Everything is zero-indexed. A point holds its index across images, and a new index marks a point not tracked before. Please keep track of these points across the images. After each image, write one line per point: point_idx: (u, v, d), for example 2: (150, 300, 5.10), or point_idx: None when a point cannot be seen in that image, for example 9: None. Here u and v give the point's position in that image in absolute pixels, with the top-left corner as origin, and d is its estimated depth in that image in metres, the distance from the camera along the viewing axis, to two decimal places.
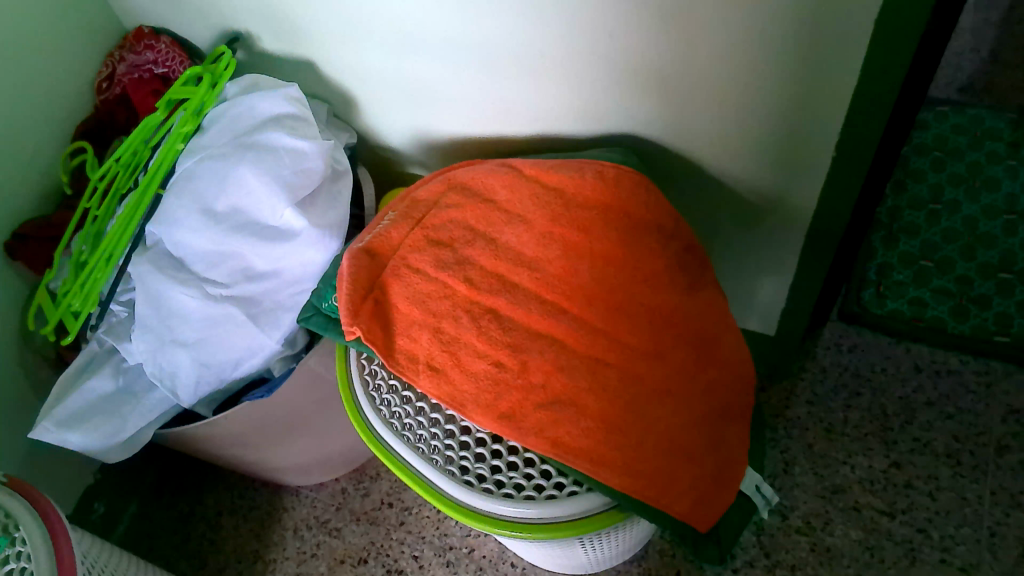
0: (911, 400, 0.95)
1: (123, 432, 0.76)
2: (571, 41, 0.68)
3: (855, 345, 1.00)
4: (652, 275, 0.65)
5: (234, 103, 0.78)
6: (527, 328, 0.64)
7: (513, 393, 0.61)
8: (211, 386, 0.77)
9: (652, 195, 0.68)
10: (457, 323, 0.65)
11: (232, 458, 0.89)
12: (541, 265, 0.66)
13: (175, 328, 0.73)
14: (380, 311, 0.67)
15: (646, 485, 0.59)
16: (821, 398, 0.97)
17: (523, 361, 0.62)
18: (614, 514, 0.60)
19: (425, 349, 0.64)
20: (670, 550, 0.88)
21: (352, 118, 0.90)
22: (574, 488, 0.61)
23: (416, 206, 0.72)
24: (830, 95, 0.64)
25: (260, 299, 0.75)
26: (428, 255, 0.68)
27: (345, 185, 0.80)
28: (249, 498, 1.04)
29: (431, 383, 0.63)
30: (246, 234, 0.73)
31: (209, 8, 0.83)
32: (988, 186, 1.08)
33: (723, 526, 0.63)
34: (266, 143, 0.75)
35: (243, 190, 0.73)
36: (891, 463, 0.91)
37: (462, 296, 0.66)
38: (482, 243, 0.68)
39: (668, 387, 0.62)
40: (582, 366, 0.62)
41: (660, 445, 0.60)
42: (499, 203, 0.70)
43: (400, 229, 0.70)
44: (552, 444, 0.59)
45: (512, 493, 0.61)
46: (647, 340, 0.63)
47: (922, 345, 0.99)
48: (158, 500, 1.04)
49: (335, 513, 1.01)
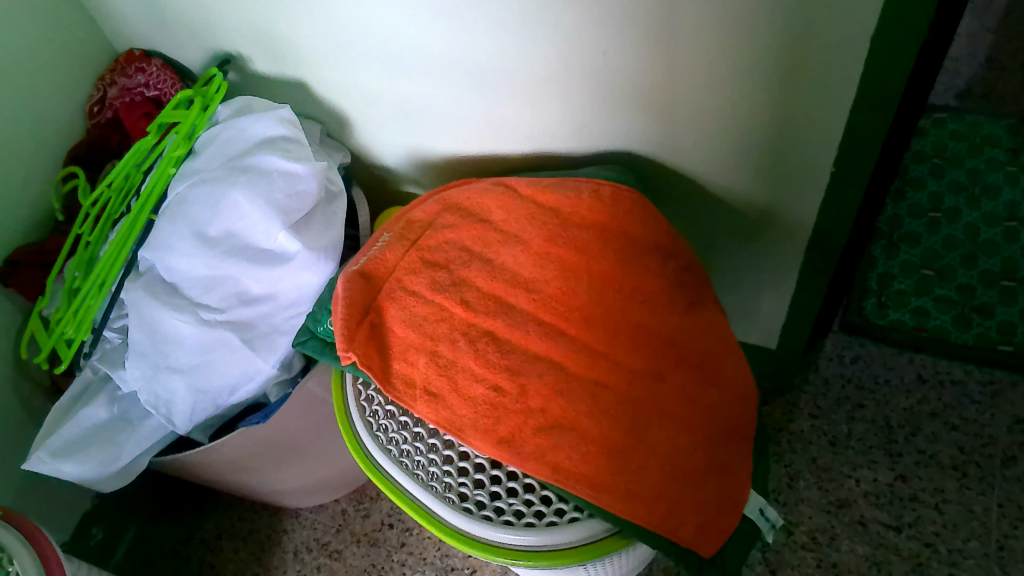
0: (915, 411, 0.94)
1: (118, 460, 0.75)
2: (564, 59, 0.67)
3: (858, 356, 1.00)
4: (650, 295, 0.64)
5: (226, 126, 0.78)
6: (525, 350, 0.63)
7: (512, 417, 0.61)
8: (207, 412, 0.75)
9: (648, 213, 0.67)
10: (454, 346, 0.64)
11: (230, 482, 0.88)
12: (539, 286, 0.65)
13: (169, 354, 0.72)
14: (376, 335, 0.66)
15: (648, 510, 0.58)
16: (824, 411, 0.96)
17: (521, 384, 0.61)
18: (616, 539, 0.59)
19: (422, 373, 0.64)
20: (674, 568, 0.87)
21: (346, 138, 0.89)
22: (576, 514, 0.60)
23: (411, 226, 0.72)
24: (828, 110, 0.63)
25: (256, 323, 0.75)
26: (424, 277, 0.67)
27: (340, 206, 0.79)
28: (248, 520, 1.03)
29: (428, 408, 0.63)
30: (240, 259, 0.73)
31: (199, 29, 0.82)
32: (988, 192, 1.07)
33: (728, 550, 0.62)
34: (259, 166, 0.74)
35: (236, 213, 0.73)
36: (896, 476, 0.90)
37: (460, 319, 0.65)
38: (478, 264, 0.67)
39: (670, 410, 0.61)
40: (582, 390, 0.61)
41: (663, 468, 0.59)
42: (495, 223, 0.69)
43: (395, 251, 0.70)
44: (552, 469, 0.58)
45: (512, 520, 0.60)
46: (647, 361, 0.62)
47: (924, 355, 0.98)
48: (157, 524, 1.03)
49: (336, 535, 1.00)
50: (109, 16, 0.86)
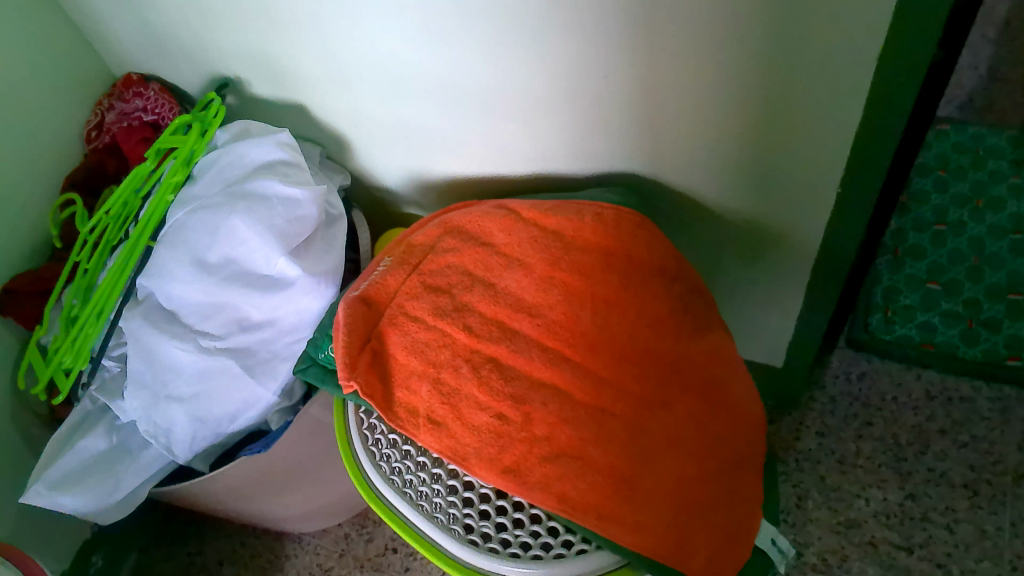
0: (924, 428, 0.93)
1: (117, 492, 0.73)
2: (564, 81, 0.66)
3: (864, 372, 0.99)
4: (656, 320, 0.63)
5: (224, 151, 0.78)
6: (529, 377, 0.62)
7: (516, 446, 0.59)
8: (207, 441, 0.75)
9: (653, 237, 0.67)
10: (457, 372, 0.63)
11: (232, 510, 0.87)
12: (542, 311, 0.64)
13: (169, 383, 0.72)
14: (378, 362, 0.65)
15: (657, 543, 0.56)
16: (832, 429, 0.95)
17: (526, 412, 0.60)
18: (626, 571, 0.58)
19: (425, 402, 0.63)
20: None
21: (346, 160, 0.88)
22: (584, 545, 0.58)
23: (413, 250, 0.72)
24: (835, 128, 0.63)
25: (256, 349, 0.74)
26: (426, 302, 0.67)
27: (340, 230, 0.79)
28: (250, 546, 1.01)
29: (432, 437, 0.62)
30: (240, 285, 0.72)
31: (199, 54, 0.82)
32: (993, 205, 1.07)
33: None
34: (258, 192, 0.74)
35: (236, 240, 0.72)
36: (906, 495, 0.89)
37: (462, 345, 0.64)
38: (480, 289, 0.67)
39: (679, 438, 0.59)
40: (588, 418, 0.60)
41: (671, 499, 0.57)
42: (497, 247, 0.69)
43: (397, 276, 0.70)
44: (559, 499, 0.57)
45: (518, 553, 0.58)
46: (652, 387, 0.61)
47: (932, 370, 0.97)
48: (159, 551, 1.02)
49: (339, 560, 0.99)
50: (108, 40, 0.86)
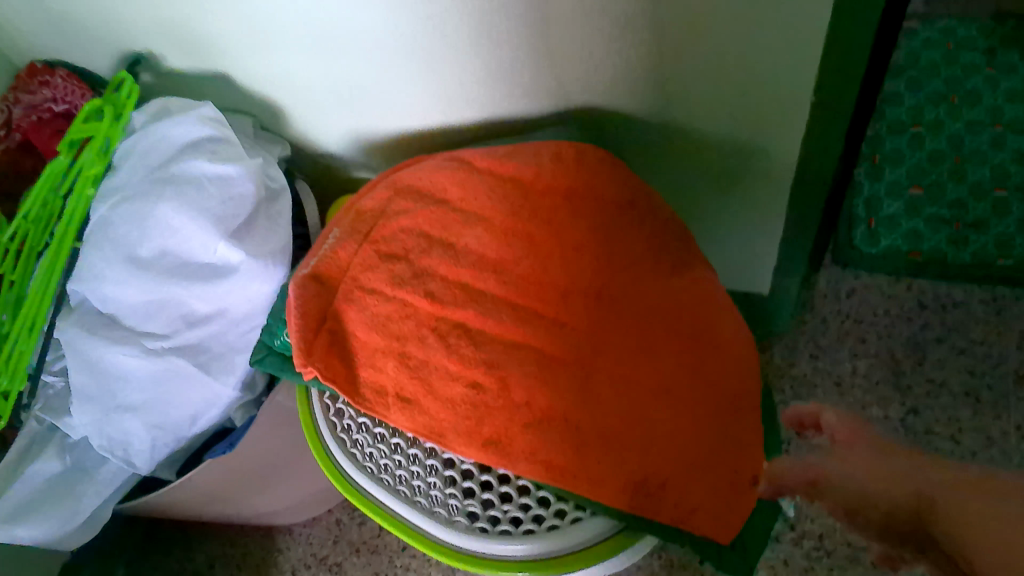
0: (920, 339, 0.90)
1: (79, 515, 0.68)
2: (503, 11, 0.60)
3: (854, 289, 0.95)
4: (630, 261, 0.59)
5: (144, 134, 0.70)
6: (501, 339, 0.57)
7: (496, 416, 0.54)
8: (168, 447, 0.70)
9: (618, 172, 0.62)
10: (423, 344, 0.58)
11: (211, 513, 0.82)
12: (507, 267, 0.59)
13: (118, 393, 0.67)
14: (337, 343, 0.60)
15: (654, 503, 0.53)
16: (826, 351, 0.92)
17: (502, 378, 0.55)
18: (626, 536, 0.54)
19: (392, 379, 0.58)
20: (684, 560, 0.84)
21: (283, 129, 0.81)
22: (578, 513, 0.54)
23: (363, 217, 0.66)
24: (803, 30, 0.56)
25: (208, 344, 0.69)
26: (383, 272, 0.62)
27: (285, 205, 0.73)
28: (240, 545, 0.97)
29: (405, 417, 0.57)
30: (180, 278, 0.67)
31: (102, 30, 0.74)
32: (968, 101, 1.03)
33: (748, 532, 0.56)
34: (186, 174, 0.68)
35: (169, 230, 0.66)
36: (908, 410, 0.86)
37: (426, 314, 0.59)
38: (439, 251, 0.62)
39: (669, 386, 0.55)
40: (567, 375, 0.55)
41: (666, 454, 0.53)
42: (453, 204, 0.64)
43: (348, 247, 0.64)
44: (546, 468, 0.53)
45: (509, 530, 0.55)
46: (633, 335, 0.56)
47: (923, 279, 0.94)
48: (146, 561, 0.98)
49: (334, 547, 0.95)
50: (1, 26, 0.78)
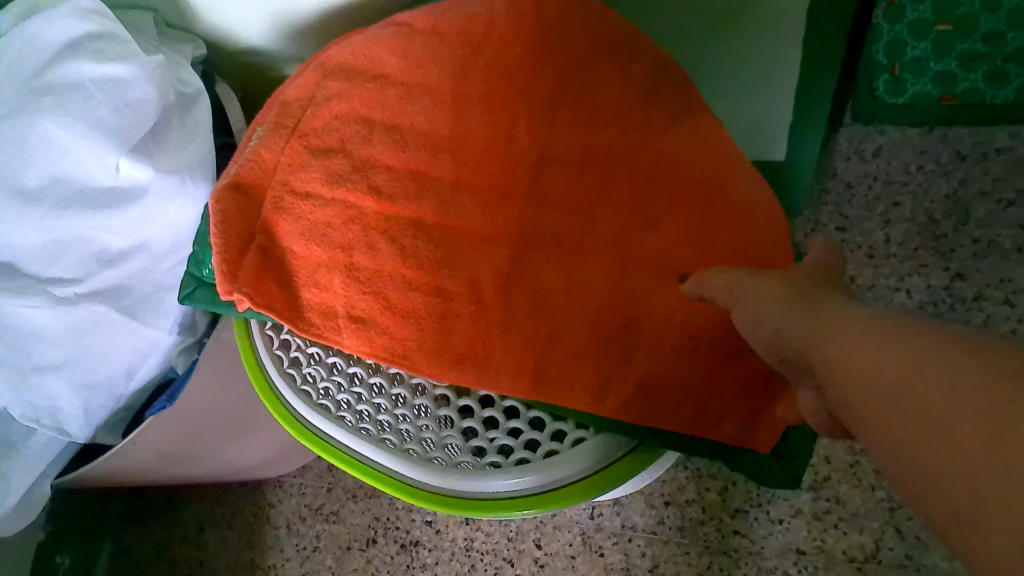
0: (960, 195, 0.79)
1: (10, 496, 0.59)
2: None
3: (880, 147, 0.83)
4: (615, 117, 0.48)
5: (10, 39, 0.56)
6: (467, 232, 0.47)
7: (465, 324, 0.45)
8: (106, 410, 0.60)
9: (591, 12, 0.50)
10: (374, 252, 0.47)
11: (179, 473, 0.73)
12: (462, 142, 0.48)
13: (34, 353, 0.55)
14: (271, 264, 0.49)
15: (669, 407, 0.43)
16: (853, 221, 0.81)
17: (470, 277, 0.46)
18: (643, 455, 0.44)
19: (342, 297, 0.48)
20: (709, 468, 0.76)
21: (191, 24, 0.66)
22: (580, 433, 0.45)
23: (289, 109, 0.52)
24: None
25: (131, 285, 0.59)
26: (317, 171, 0.50)
27: (202, 112, 0.61)
28: (229, 503, 0.88)
29: (360, 340, 0.47)
30: (80, 207, 0.55)
31: None
32: None
33: (794, 433, 0.46)
34: (68, 80, 0.54)
35: (58, 150, 0.53)
36: (952, 276, 0.77)
37: (373, 215, 0.48)
38: (383, 136, 0.50)
39: (677, 260, 0.44)
40: (545, 260, 0.46)
41: (682, 345, 0.43)
42: (394, 77, 0.51)
43: (273, 146, 0.51)
44: (534, 379, 0.44)
45: (499, 462, 0.45)
46: (624, 205, 0.46)
47: (959, 127, 0.81)
48: (131, 531, 0.89)
49: (328, 495, 0.86)
50: None
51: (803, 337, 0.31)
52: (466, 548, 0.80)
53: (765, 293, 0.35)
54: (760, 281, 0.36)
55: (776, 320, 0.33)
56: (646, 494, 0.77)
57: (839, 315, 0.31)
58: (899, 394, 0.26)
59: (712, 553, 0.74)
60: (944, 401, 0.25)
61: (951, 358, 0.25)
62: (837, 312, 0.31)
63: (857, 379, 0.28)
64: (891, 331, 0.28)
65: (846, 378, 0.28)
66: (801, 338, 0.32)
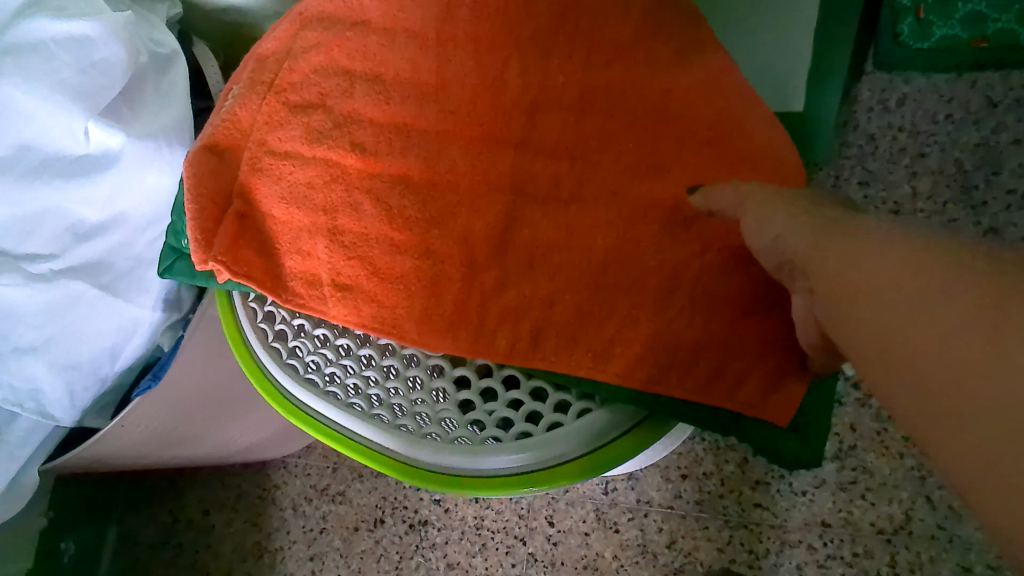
0: (992, 144, 0.74)
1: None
2: None
3: (904, 97, 0.77)
4: (616, 55, 0.44)
5: None
6: (460, 187, 0.43)
7: (456, 285, 0.42)
8: (91, 392, 0.56)
9: None
10: (358, 213, 0.44)
11: (175, 455, 0.70)
12: (450, 89, 0.45)
13: (8, 333, 0.51)
14: (249, 229, 0.45)
15: (681, 371, 0.39)
16: (877, 174, 0.76)
17: (462, 231, 0.43)
18: (654, 427, 0.41)
19: (325, 263, 0.44)
20: (723, 441, 0.72)
21: None
22: (585, 404, 0.42)
23: (265, 64, 0.49)
24: None
25: (111, 259, 0.55)
26: (295, 126, 0.46)
27: (178, 75, 0.57)
28: (233, 485, 0.86)
29: (346, 309, 0.43)
30: (48, 175, 0.51)
31: None
32: None
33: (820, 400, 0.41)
34: (28, 40, 0.51)
35: (19, 116, 0.50)
36: (985, 231, 0.72)
37: (356, 172, 0.45)
38: (364, 88, 0.46)
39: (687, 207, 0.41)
40: (542, 213, 0.42)
41: (695, 300, 0.39)
42: (374, 23, 0.47)
43: (249, 105, 0.48)
44: (531, 342, 0.41)
45: (500, 437, 0.42)
46: (627, 152, 0.42)
47: (990, 72, 0.75)
48: (135, 516, 0.87)
49: (334, 475, 0.83)
50: None
51: (816, 266, 0.29)
52: (476, 527, 0.77)
53: (783, 207, 0.32)
54: (769, 201, 0.33)
55: (791, 242, 0.31)
56: (662, 467, 0.73)
57: (860, 238, 0.28)
58: (914, 338, 0.24)
59: (733, 527, 0.70)
60: (965, 351, 0.23)
61: (968, 305, 0.23)
62: (856, 234, 0.28)
63: (868, 316, 0.26)
64: (898, 266, 0.26)
65: (852, 320, 0.27)
66: (814, 261, 0.30)
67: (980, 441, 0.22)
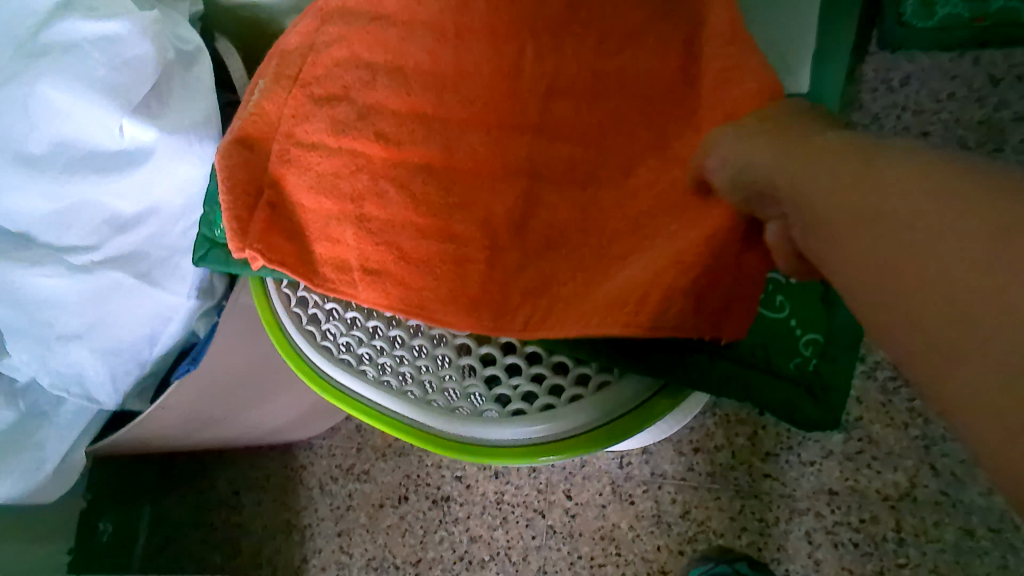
0: (995, 121, 0.75)
1: (47, 465, 0.58)
2: None
3: (909, 76, 0.78)
4: (628, 40, 0.45)
5: None
6: (482, 174, 0.46)
7: (478, 266, 0.45)
8: (132, 375, 0.60)
9: None
10: (383, 199, 0.47)
11: (209, 437, 0.74)
12: (468, 81, 0.47)
13: (54, 321, 0.55)
14: (280, 218, 0.48)
15: None
16: None
17: (482, 215, 0.46)
18: (670, 398, 0.43)
19: (354, 249, 0.47)
20: (733, 415, 0.74)
21: None
22: (604, 377, 0.44)
23: (288, 58, 0.51)
24: None
25: (146, 249, 0.58)
26: (320, 119, 0.49)
27: (202, 69, 0.59)
28: (261, 467, 0.89)
29: (375, 293, 0.45)
30: (85, 170, 0.53)
31: None
32: None
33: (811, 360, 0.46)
34: (56, 39, 0.51)
35: (55, 113, 0.51)
36: None
37: (380, 161, 0.47)
38: (385, 81, 0.49)
39: None
40: (560, 198, 0.45)
41: None
42: (393, 17, 0.50)
43: (275, 99, 0.50)
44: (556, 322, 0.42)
45: (524, 410, 0.44)
46: (640, 135, 0.44)
47: (992, 50, 0.77)
48: (167, 499, 0.90)
49: (358, 455, 0.86)
50: None
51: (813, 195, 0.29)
52: (497, 502, 0.80)
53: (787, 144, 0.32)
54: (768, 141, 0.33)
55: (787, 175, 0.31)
56: (675, 441, 0.76)
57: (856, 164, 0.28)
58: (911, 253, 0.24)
59: (744, 498, 0.73)
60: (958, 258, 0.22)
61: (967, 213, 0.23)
62: (855, 161, 0.28)
63: (865, 234, 0.25)
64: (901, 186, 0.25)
65: (852, 244, 0.26)
66: (817, 193, 0.29)
67: (983, 344, 0.21)
